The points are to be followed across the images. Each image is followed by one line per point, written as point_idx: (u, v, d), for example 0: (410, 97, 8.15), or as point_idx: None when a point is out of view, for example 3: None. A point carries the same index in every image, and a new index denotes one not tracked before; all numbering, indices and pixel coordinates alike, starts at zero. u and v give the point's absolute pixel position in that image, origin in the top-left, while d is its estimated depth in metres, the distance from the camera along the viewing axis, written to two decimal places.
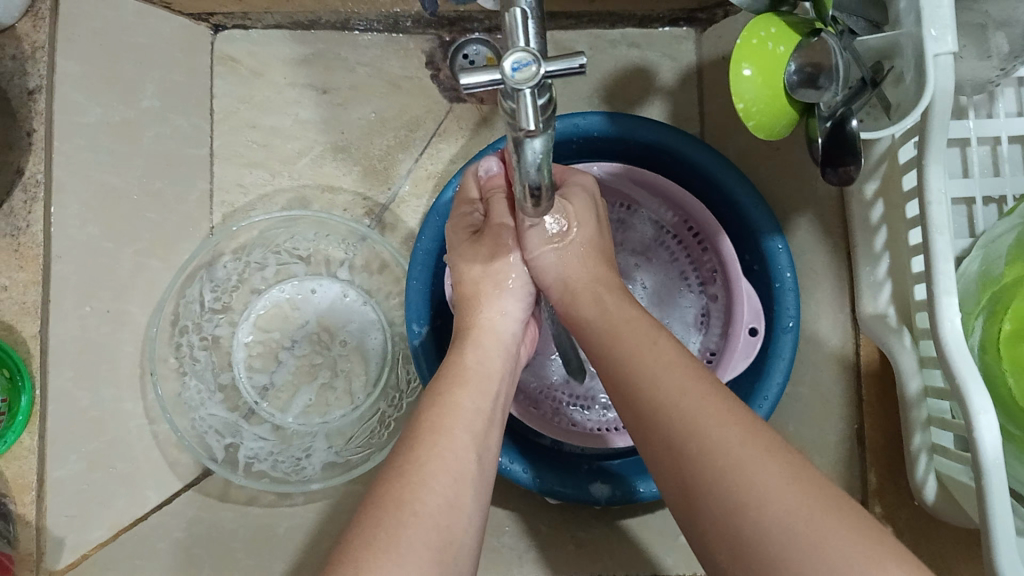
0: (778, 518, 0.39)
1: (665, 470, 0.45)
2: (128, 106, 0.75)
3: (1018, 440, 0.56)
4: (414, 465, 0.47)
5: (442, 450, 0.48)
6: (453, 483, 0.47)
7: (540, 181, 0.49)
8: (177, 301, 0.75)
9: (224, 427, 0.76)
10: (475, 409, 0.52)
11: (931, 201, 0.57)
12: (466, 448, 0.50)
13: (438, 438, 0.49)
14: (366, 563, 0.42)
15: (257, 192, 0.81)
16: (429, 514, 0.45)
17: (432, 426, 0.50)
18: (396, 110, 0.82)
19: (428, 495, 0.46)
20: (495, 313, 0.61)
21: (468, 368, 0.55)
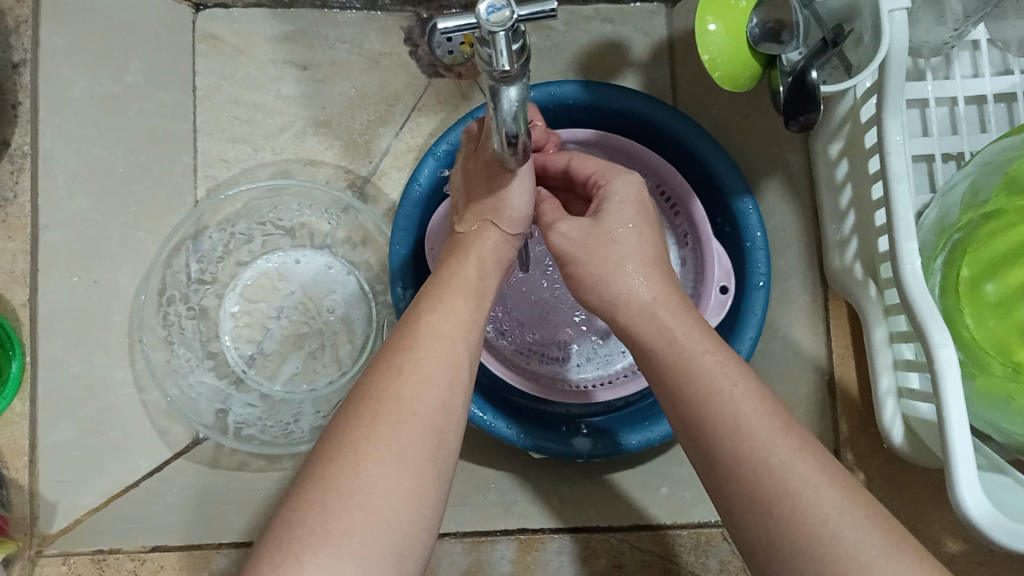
0: (837, 532, 0.40)
1: (730, 499, 0.44)
2: (114, 83, 0.77)
3: (978, 377, 0.58)
4: (410, 359, 0.46)
5: (437, 350, 0.47)
6: (447, 383, 0.45)
7: (517, 131, 0.51)
8: (164, 271, 0.76)
9: (213, 395, 0.77)
10: (472, 318, 0.50)
11: (890, 152, 0.59)
12: (462, 352, 0.48)
13: (433, 337, 0.47)
14: (363, 447, 0.42)
15: (240, 166, 0.82)
16: (417, 407, 0.44)
17: (427, 328, 0.48)
18: (377, 85, 0.84)
19: (421, 388, 0.44)
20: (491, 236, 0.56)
21: (468, 280, 0.53)
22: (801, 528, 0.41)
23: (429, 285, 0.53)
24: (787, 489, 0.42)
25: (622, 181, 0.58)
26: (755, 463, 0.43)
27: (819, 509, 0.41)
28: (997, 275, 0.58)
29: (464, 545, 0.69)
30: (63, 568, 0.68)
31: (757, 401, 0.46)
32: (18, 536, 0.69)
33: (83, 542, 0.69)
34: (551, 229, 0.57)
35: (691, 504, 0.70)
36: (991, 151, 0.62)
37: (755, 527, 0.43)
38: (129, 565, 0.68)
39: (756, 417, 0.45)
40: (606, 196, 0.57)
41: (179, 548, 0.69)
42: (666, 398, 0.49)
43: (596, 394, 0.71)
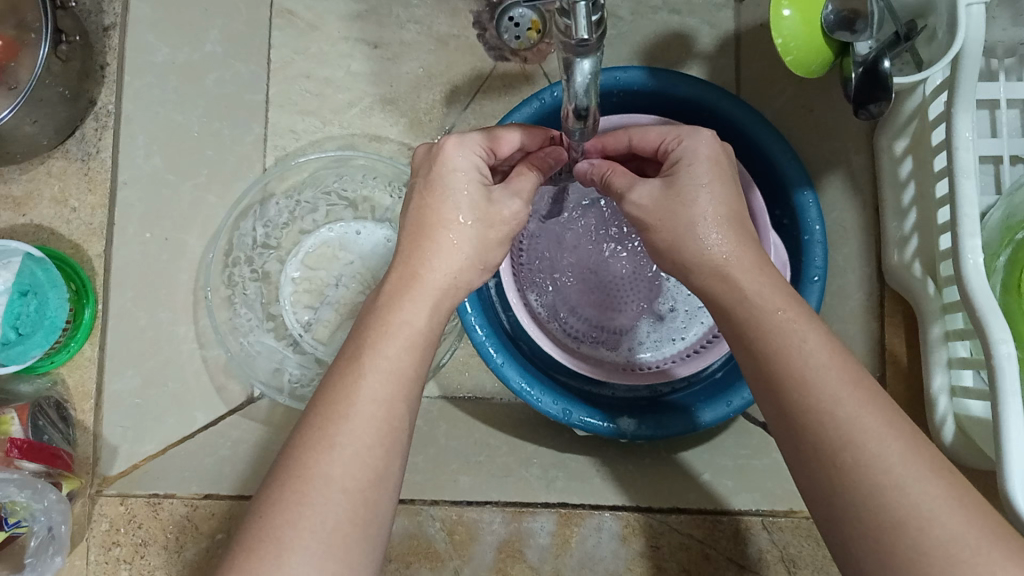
0: (901, 481, 0.41)
1: (797, 448, 0.45)
2: (191, 51, 0.80)
3: None
4: (337, 428, 0.45)
5: (366, 413, 0.46)
6: (380, 454, 0.45)
7: (587, 105, 0.53)
8: (231, 233, 0.79)
9: (270, 353, 0.80)
10: (414, 369, 0.49)
11: (957, 147, 0.58)
12: (397, 409, 0.47)
13: (366, 402, 0.46)
14: (290, 534, 0.42)
15: (309, 138, 0.84)
16: (345, 484, 0.44)
17: (359, 385, 0.47)
18: (443, 66, 0.86)
19: (352, 462, 0.44)
20: (442, 255, 0.53)
21: (406, 324, 0.50)
22: (864, 477, 0.42)
23: (370, 321, 0.50)
24: (849, 439, 0.43)
25: (694, 141, 0.57)
26: (820, 413, 0.44)
27: (879, 460, 0.42)
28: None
29: (504, 513, 0.70)
30: (121, 508, 0.70)
31: (827, 353, 0.46)
32: (80, 474, 0.71)
33: (139, 486, 0.71)
34: (623, 198, 0.58)
35: (735, 492, 0.70)
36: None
37: (818, 476, 0.44)
38: (183, 509, 0.70)
39: (824, 368, 0.45)
40: (683, 155, 0.56)
41: (230, 496, 0.70)
42: (739, 350, 0.50)
43: (676, 369, 0.72)
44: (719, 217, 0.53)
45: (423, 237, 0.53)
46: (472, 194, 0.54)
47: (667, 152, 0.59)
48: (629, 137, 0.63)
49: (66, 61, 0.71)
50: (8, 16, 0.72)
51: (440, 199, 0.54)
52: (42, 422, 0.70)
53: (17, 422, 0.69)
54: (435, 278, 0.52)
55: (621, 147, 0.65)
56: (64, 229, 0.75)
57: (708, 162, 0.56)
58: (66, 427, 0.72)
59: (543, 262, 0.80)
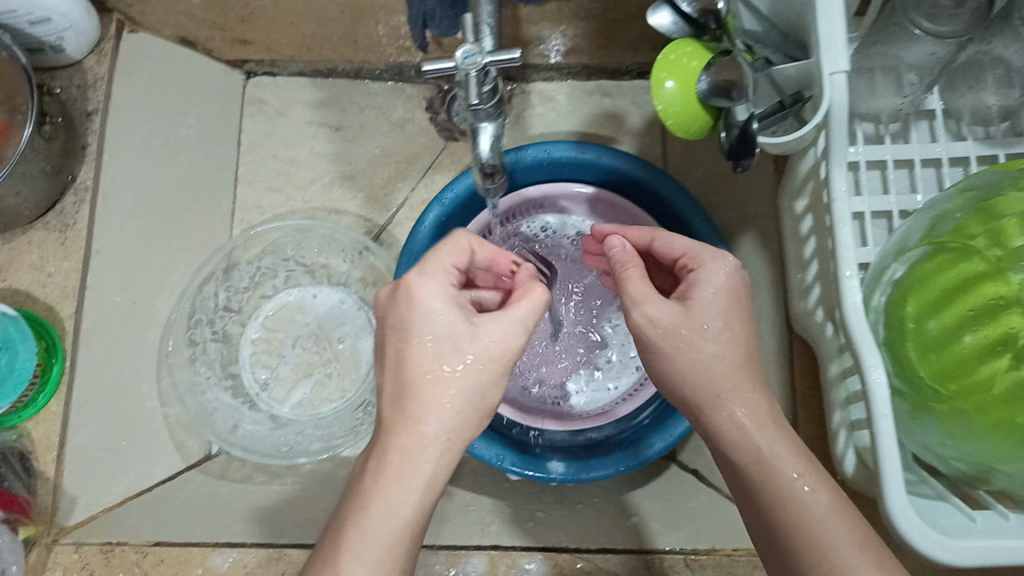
0: (840, 559, 0.49)
1: (756, 519, 0.54)
2: (169, 132, 0.89)
3: (913, 404, 0.63)
4: (365, 521, 0.50)
5: (393, 503, 0.51)
6: (408, 532, 0.51)
7: (494, 165, 0.60)
8: (194, 297, 0.84)
9: (228, 411, 0.84)
10: (445, 453, 0.53)
11: (835, 199, 0.67)
12: (420, 497, 0.52)
13: (390, 495, 0.51)
14: None
15: (273, 212, 0.91)
16: (373, 562, 0.49)
17: (386, 476, 0.51)
18: (398, 145, 0.94)
19: (380, 554, 0.50)
20: (448, 364, 0.53)
21: (417, 413, 0.52)
22: (809, 553, 0.50)
23: (389, 408, 0.53)
24: (802, 520, 0.51)
25: (716, 267, 0.59)
26: (773, 496, 0.52)
27: (814, 510, 0.51)
28: (938, 312, 0.61)
29: (439, 555, 0.74)
30: (75, 556, 0.76)
31: (780, 437, 0.54)
32: (39, 523, 0.76)
33: (98, 534, 0.77)
34: (635, 307, 0.58)
35: (659, 533, 0.74)
36: (937, 200, 0.66)
37: (773, 543, 0.52)
38: (134, 555, 0.76)
39: (780, 453, 0.53)
40: (698, 279, 0.59)
41: (179, 543, 0.77)
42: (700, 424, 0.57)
43: (615, 412, 0.79)
44: (732, 338, 0.56)
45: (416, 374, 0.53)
46: (450, 317, 0.54)
47: (686, 268, 0.62)
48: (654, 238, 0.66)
49: (49, 139, 0.79)
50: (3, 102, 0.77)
51: (411, 319, 0.54)
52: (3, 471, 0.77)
53: None
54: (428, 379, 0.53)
55: (645, 242, 0.67)
56: (40, 292, 0.82)
57: (723, 293, 0.58)
58: (28, 477, 0.78)
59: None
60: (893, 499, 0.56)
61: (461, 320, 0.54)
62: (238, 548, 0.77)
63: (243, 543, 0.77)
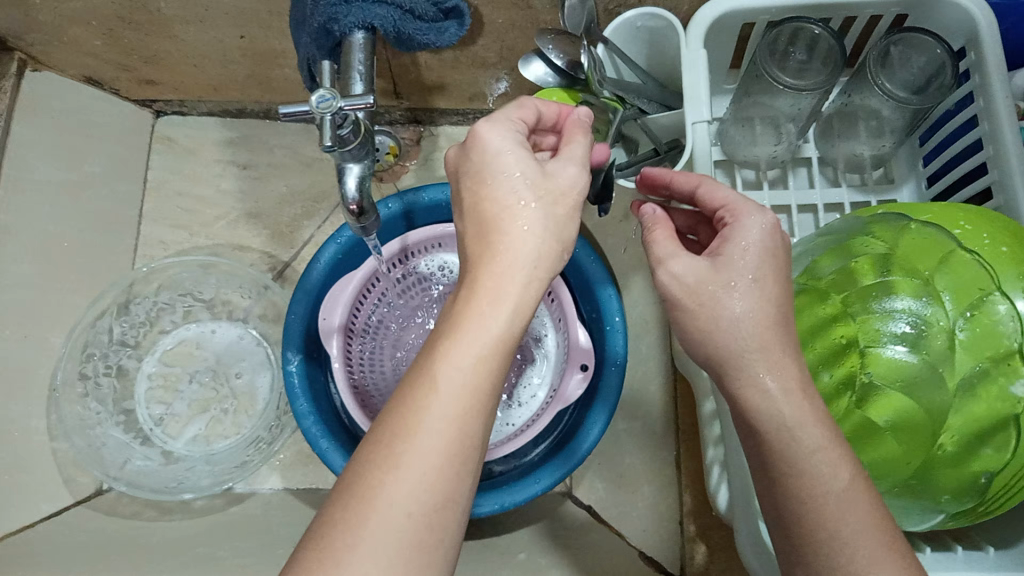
0: None
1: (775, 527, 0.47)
2: (72, 170, 0.87)
3: None
4: (349, 543, 0.38)
5: (382, 523, 0.38)
6: (454, 476, 0.40)
7: (364, 205, 0.62)
8: (88, 331, 0.83)
9: (118, 446, 0.84)
10: (489, 382, 0.42)
11: None
12: (439, 513, 0.40)
13: (392, 506, 0.39)
14: None
15: (175, 248, 0.94)
16: (415, 506, 0.39)
17: (383, 489, 0.39)
18: (306, 184, 0.96)
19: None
20: (476, 344, 0.42)
21: (436, 404, 0.41)
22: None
23: (401, 394, 0.42)
24: (831, 542, 0.43)
25: (749, 221, 0.48)
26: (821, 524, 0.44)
27: (831, 484, 0.44)
28: (801, 351, 0.58)
29: None
30: None
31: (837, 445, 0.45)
32: None
33: None
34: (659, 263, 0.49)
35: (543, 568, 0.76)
36: (808, 243, 0.63)
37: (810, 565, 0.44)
38: None
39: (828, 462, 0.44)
40: (726, 232, 0.48)
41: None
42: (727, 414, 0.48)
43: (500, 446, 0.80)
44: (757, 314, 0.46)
45: (487, 244, 0.45)
46: (526, 189, 0.46)
47: (721, 221, 0.50)
48: (698, 185, 0.53)
49: None
50: None
51: (496, 208, 0.45)
52: None
53: None
54: (444, 372, 0.42)
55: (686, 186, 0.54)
56: None
57: (758, 249, 0.47)
58: None
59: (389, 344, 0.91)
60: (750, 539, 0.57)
61: (539, 169, 0.46)
62: None
63: None
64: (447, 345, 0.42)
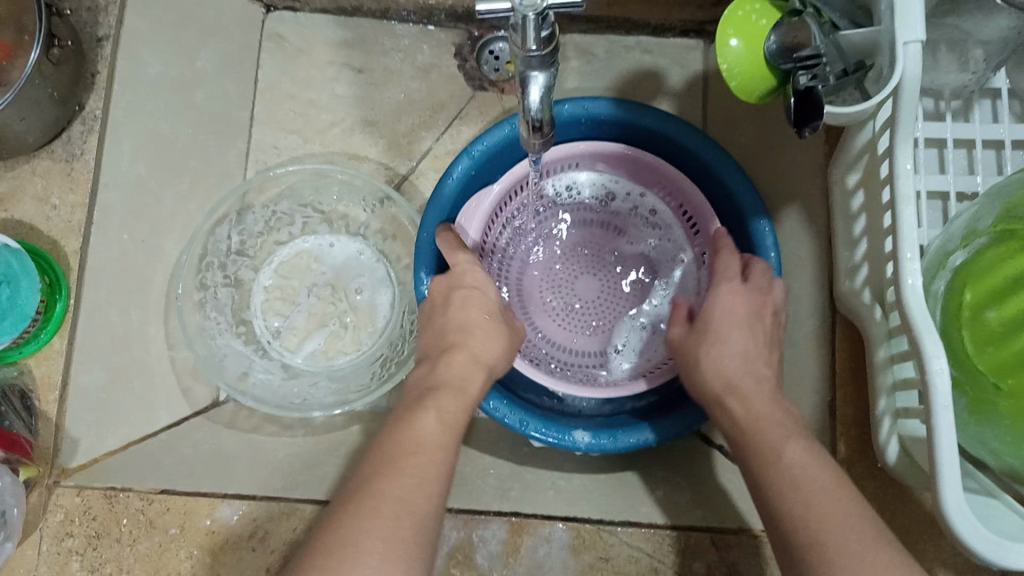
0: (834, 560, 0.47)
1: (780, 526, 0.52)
2: (184, 64, 0.84)
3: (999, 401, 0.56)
4: (395, 468, 0.52)
5: (417, 445, 0.54)
6: (461, 419, 0.58)
7: (542, 118, 0.56)
8: (207, 238, 0.80)
9: (238, 357, 0.81)
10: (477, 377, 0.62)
11: (899, 177, 0.63)
12: (442, 450, 0.54)
13: (427, 433, 0.55)
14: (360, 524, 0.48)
15: (290, 154, 0.87)
16: (440, 437, 0.55)
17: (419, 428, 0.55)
18: (424, 92, 0.90)
19: (406, 487, 0.51)
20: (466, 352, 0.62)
21: (448, 381, 0.60)
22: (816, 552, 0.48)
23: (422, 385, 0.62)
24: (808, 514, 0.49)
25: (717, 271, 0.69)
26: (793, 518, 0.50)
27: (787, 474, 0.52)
28: (1001, 303, 0.57)
29: (456, 520, 0.72)
30: (77, 500, 0.71)
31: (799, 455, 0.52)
32: (39, 464, 0.71)
33: (98, 478, 0.72)
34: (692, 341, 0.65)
35: (686, 507, 0.72)
36: (1005, 184, 0.60)
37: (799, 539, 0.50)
38: (138, 503, 0.71)
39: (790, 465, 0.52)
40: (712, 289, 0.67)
41: (187, 493, 0.71)
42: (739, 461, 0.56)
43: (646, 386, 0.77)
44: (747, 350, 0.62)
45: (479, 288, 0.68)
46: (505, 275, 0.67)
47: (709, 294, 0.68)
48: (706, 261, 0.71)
49: (58, 64, 0.70)
50: (8, 21, 0.71)
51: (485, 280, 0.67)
52: (4, 409, 0.71)
53: None
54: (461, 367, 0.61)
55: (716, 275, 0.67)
56: (44, 226, 0.77)
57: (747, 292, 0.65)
58: (29, 417, 0.72)
59: (521, 254, 0.86)
60: (950, 499, 0.54)
61: None
62: (246, 501, 0.71)
63: (251, 496, 0.71)
64: (448, 390, 0.59)
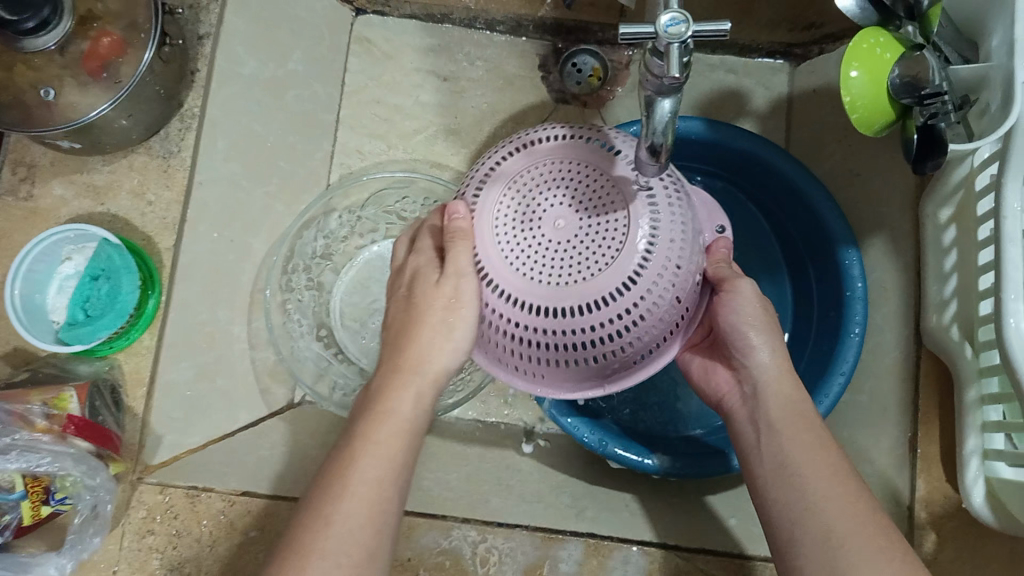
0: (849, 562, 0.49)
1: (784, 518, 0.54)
2: (278, 66, 0.82)
3: None
4: (361, 451, 0.54)
5: (386, 423, 0.56)
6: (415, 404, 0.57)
7: (663, 143, 0.55)
8: (294, 240, 0.82)
9: (317, 361, 0.82)
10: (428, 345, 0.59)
11: (1006, 216, 0.62)
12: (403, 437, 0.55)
13: (395, 418, 0.56)
14: (328, 511, 0.51)
15: (373, 159, 0.88)
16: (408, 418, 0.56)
17: (387, 412, 0.56)
18: (507, 103, 0.90)
19: (366, 478, 0.53)
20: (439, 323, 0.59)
21: (408, 368, 0.58)
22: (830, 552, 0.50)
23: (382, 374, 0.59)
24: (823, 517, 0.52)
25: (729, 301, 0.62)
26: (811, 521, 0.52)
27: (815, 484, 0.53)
28: None
29: (535, 538, 0.70)
30: (160, 497, 0.70)
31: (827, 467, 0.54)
32: (126, 460, 0.71)
33: (181, 476, 0.71)
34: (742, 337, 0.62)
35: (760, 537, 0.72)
36: None
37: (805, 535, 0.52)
38: (221, 504, 0.69)
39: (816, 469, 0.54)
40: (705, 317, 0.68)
41: (270, 495, 0.69)
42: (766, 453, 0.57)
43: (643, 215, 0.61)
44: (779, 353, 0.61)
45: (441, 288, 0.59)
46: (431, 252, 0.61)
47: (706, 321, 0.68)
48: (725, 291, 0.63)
49: (167, 62, 0.73)
50: (122, 16, 0.71)
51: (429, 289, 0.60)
52: (98, 403, 0.71)
53: (76, 401, 0.69)
54: (414, 359, 0.58)
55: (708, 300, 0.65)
56: (138, 221, 0.76)
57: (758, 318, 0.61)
58: (117, 412, 0.72)
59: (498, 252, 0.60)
60: None
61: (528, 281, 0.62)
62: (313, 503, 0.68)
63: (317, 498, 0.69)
64: (372, 433, 0.55)
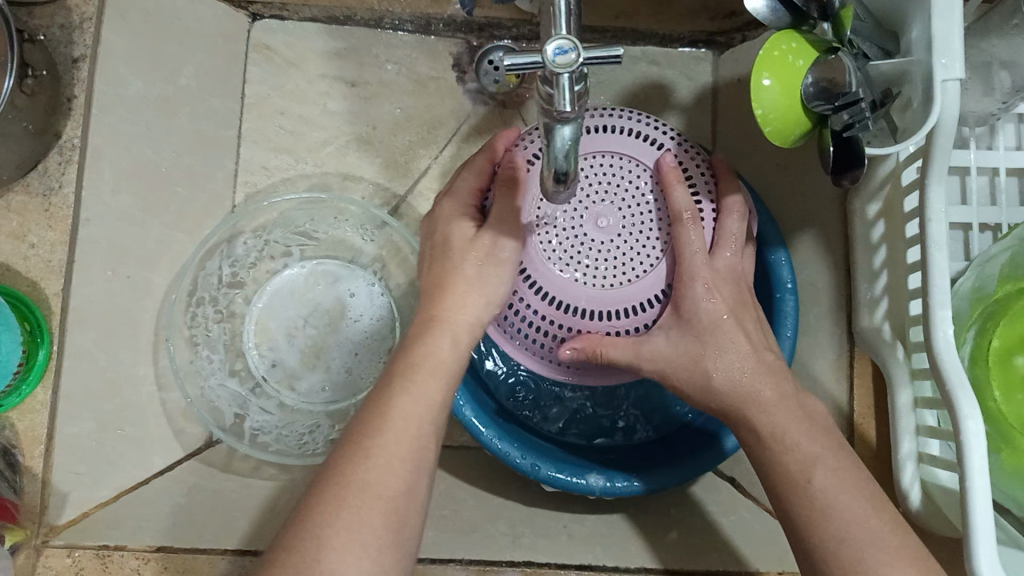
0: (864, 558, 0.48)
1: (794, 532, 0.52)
2: (167, 83, 0.76)
3: (1003, 451, 0.57)
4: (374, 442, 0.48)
5: (405, 415, 0.50)
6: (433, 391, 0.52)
7: (566, 169, 0.50)
8: (196, 272, 0.78)
9: (233, 399, 0.79)
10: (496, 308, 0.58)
11: (930, 218, 0.59)
12: (425, 433, 0.50)
13: (397, 422, 0.50)
14: (335, 515, 0.45)
15: (281, 175, 0.83)
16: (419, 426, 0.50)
17: (392, 408, 0.50)
18: (422, 108, 0.84)
19: (386, 478, 0.47)
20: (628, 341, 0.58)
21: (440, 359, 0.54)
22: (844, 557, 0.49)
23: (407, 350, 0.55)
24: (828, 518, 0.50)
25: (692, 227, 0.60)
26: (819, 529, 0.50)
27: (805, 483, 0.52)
28: None
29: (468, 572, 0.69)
30: (67, 561, 0.66)
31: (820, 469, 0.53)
32: (27, 523, 0.67)
33: (90, 535, 0.68)
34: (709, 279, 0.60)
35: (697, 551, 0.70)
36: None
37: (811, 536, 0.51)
38: (133, 563, 0.67)
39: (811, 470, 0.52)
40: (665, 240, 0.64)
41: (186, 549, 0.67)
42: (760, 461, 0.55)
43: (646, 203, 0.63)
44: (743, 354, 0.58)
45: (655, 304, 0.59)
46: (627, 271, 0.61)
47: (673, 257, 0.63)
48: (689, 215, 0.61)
49: (33, 94, 0.68)
50: None
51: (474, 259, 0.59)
52: None
53: None
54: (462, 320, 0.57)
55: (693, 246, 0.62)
56: (21, 266, 0.71)
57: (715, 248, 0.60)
58: (11, 474, 0.67)
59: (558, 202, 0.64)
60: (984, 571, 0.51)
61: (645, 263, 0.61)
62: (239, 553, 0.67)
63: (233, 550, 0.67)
64: (374, 424, 0.49)
